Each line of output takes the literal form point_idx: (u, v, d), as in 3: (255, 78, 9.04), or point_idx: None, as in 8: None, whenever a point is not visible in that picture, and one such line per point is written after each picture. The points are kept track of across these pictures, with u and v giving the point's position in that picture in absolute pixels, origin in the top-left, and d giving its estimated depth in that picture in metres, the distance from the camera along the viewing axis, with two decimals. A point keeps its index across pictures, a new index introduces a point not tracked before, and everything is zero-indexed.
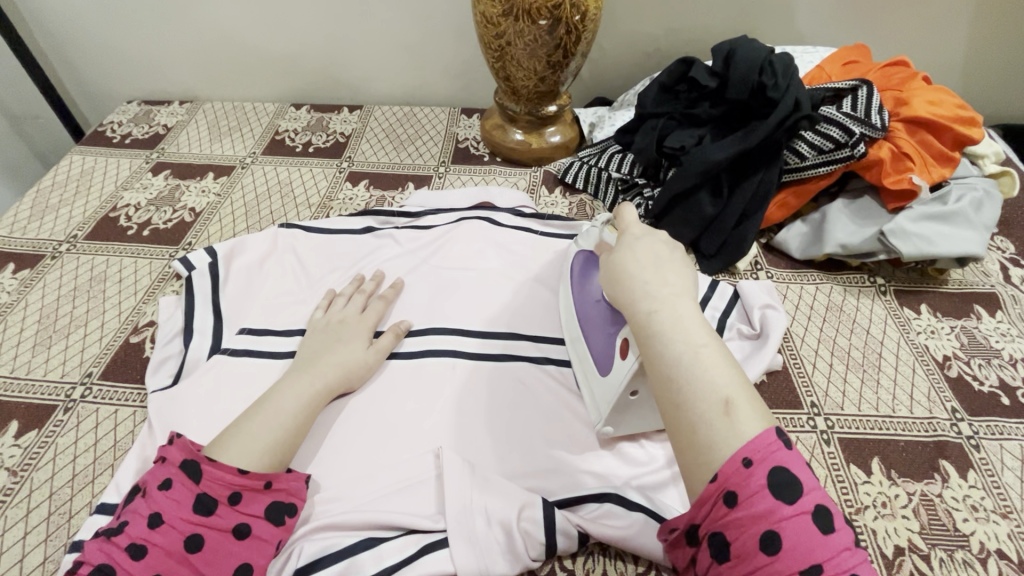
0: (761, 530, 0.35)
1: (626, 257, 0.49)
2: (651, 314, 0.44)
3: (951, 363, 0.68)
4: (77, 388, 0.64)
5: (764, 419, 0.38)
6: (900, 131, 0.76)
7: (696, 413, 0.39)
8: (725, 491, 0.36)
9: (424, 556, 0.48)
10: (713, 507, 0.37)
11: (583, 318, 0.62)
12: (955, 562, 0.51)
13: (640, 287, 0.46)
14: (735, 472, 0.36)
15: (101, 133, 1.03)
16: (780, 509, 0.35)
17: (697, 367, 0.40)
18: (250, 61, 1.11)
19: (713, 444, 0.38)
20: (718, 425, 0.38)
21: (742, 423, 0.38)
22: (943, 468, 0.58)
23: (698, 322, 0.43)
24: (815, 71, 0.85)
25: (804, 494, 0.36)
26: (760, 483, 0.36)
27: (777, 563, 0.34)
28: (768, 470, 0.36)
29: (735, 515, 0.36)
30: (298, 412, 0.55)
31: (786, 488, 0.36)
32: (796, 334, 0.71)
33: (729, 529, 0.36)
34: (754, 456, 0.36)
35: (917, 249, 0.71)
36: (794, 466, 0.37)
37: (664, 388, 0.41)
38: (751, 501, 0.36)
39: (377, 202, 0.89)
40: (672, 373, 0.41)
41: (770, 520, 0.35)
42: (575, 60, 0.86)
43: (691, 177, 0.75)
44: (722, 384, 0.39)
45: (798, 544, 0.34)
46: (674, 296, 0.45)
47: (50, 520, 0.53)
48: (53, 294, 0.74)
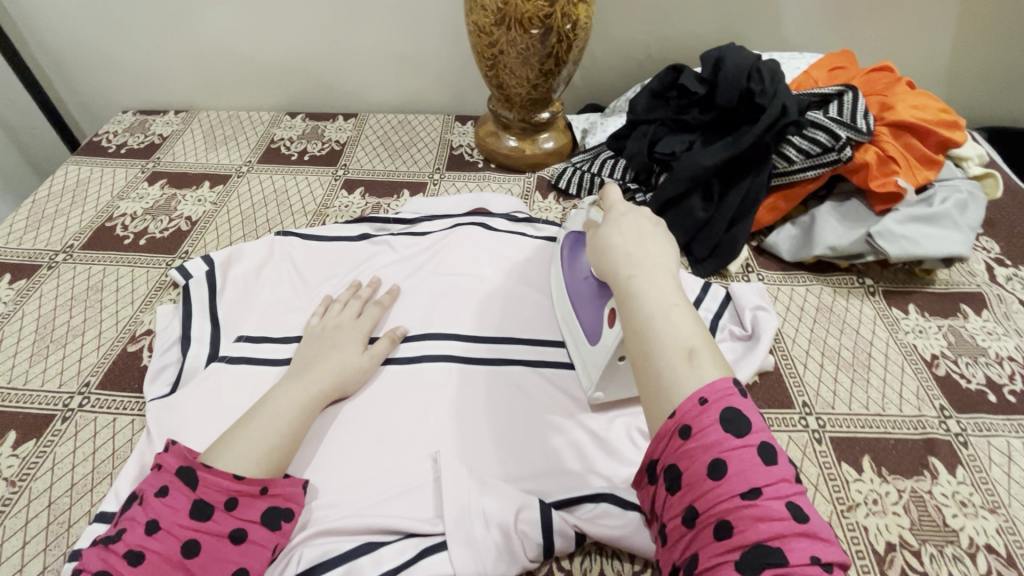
0: (710, 459, 0.37)
1: (611, 232, 0.52)
2: (631, 278, 0.47)
3: (938, 361, 0.69)
4: (75, 397, 0.64)
5: (725, 367, 0.40)
6: (886, 134, 0.78)
7: (662, 359, 0.41)
8: (680, 425, 0.38)
9: (423, 560, 0.48)
10: (669, 440, 0.39)
11: (572, 293, 0.66)
12: (945, 557, 0.52)
13: (622, 256, 0.49)
14: (690, 407, 0.38)
15: (96, 144, 1.03)
16: (728, 440, 0.37)
17: (666, 321, 0.43)
18: (245, 71, 1.11)
19: (674, 385, 0.40)
20: (681, 369, 0.40)
21: (703, 369, 0.40)
22: (932, 465, 0.59)
23: (673, 287, 0.46)
24: (802, 77, 0.87)
25: (753, 431, 0.38)
26: (713, 418, 0.38)
27: (721, 488, 0.36)
28: (721, 407, 0.38)
29: (687, 446, 0.38)
30: (294, 418, 0.55)
31: (736, 423, 0.38)
32: (787, 335, 0.72)
33: (682, 460, 0.38)
34: (709, 395, 0.38)
35: (904, 250, 0.73)
36: (746, 406, 0.38)
37: (636, 339, 0.44)
38: (702, 433, 0.38)
39: (372, 209, 0.89)
40: (644, 326, 0.43)
41: (719, 450, 0.37)
42: (567, 67, 0.87)
43: (682, 182, 0.77)
44: (688, 336, 0.42)
45: (742, 471, 0.36)
46: (653, 264, 0.48)
47: (49, 529, 0.53)
48: (50, 303, 0.74)
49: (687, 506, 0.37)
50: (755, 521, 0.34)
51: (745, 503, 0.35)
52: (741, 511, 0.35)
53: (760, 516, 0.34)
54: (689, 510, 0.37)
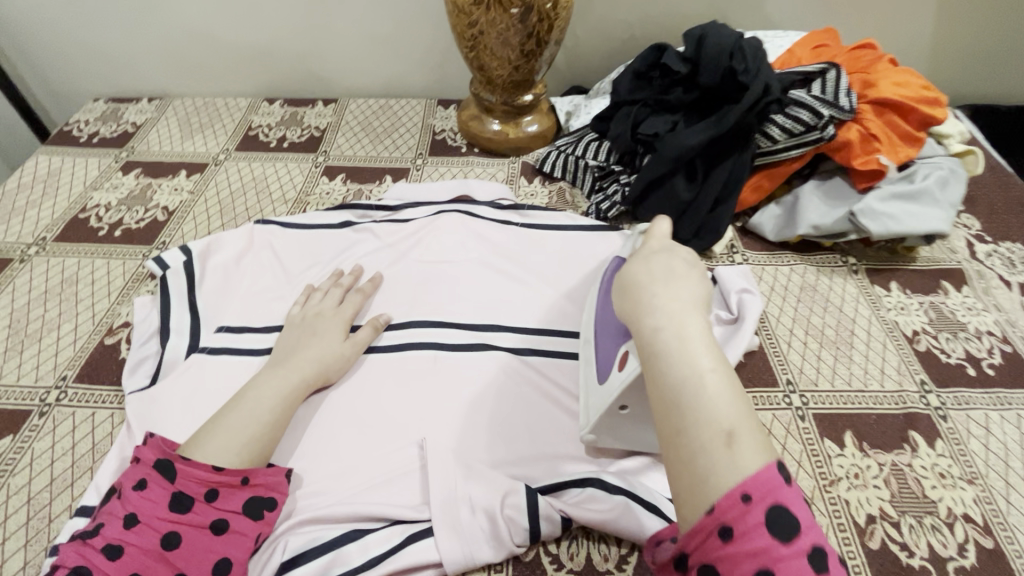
0: (756, 566, 0.34)
1: (640, 272, 0.49)
2: (658, 329, 0.44)
3: (919, 337, 0.70)
4: (52, 391, 0.63)
5: (767, 452, 0.37)
6: (868, 112, 0.77)
7: (697, 441, 0.38)
8: (719, 523, 0.35)
9: (411, 546, 0.49)
10: (706, 538, 0.36)
11: (598, 325, 0.59)
12: (925, 527, 0.53)
13: (648, 300, 0.46)
14: (732, 506, 0.35)
15: (68, 133, 1.01)
16: (777, 547, 0.34)
17: (703, 393, 0.39)
18: (219, 56, 1.08)
19: (711, 476, 0.37)
20: (719, 456, 0.37)
21: (744, 456, 0.37)
22: (912, 439, 0.60)
23: (708, 346, 0.42)
24: (786, 55, 0.87)
25: (801, 533, 0.35)
26: (758, 518, 0.35)
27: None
28: (767, 506, 0.35)
29: (728, 549, 0.35)
30: (273, 407, 0.54)
31: (784, 525, 0.35)
32: (771, 315, 0.73)
33: (721, 563, 0.35)
34: (753, 492, 0.35)
35: (887, 228, 0.73)
36: (793, 503, 0.36)
37: (666, 412, 0.40)
38: (746, 537, 0.35)
39: (354, 196, 0.88)
40: (675, 398, 0.40)
41: (766, 557, 0.34)
42: (549, 48, 0.86)
43: (665, 163, 0.76)
44: (726, 414, 0.38)
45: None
46: (684, 314, 0.44)
47: (28, 525, 0.52)
48: (23, 297, 0.72)
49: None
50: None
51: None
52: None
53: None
54: None
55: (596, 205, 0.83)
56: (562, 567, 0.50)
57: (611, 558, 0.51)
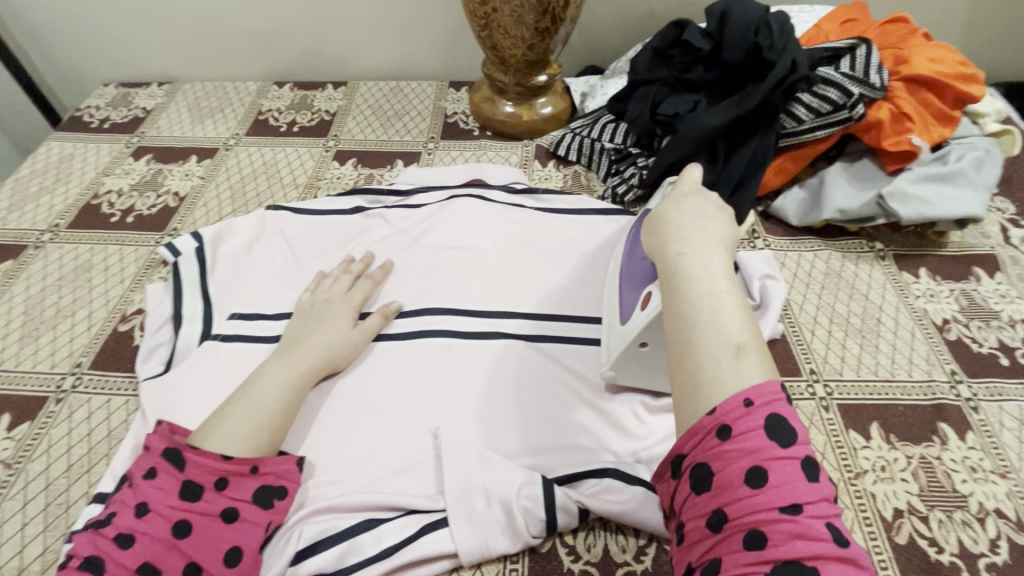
0: (748, 464, 0.33)
1: (669, 210, 0.48)
2: (681, 254, 0.43)
3: (950, 326, 0.67)
4: (67, 378, 0.63)
5: (772, 368, 0.37)
6: (901, 90, 0.74)
7: (705, 351, 0.37)
8: (719, 423, 0.35)
9: (426, 536, 0.48)
10: (703, 437, 0.35)
11: (626, 271, 0.60)
12: (955, 522, 0.52)
13: (675, 231, 0.45)
14: (733, 407, 0.35)
15: (78, 119, 1.00)
16: (773, 449, 0.34)
17: (715, 308, 0.38)
18: (228, 38, 1.07)
19: (715, 382, 0.36)
20: (725, 364, 0.37)
21: (748, 369, 0.36)
22: (941, 431, 0.58)
23: (726, 272, 0.41)
24: (812, 31, 0.83)
25: (797, 441, 0.34)
26: (757, 421, 0.34)
27: (758, 496, 0.33)
28: (767, 411, 0.34)
29: (724, 447, 0.34)
30: (283, 395, 0.54)
31: (781, 431, 0.34)
32: (794, 302, 0.70)
33: (715, 461, 0.34)
34: (755, 397, 0.35)
35: (918, 212, 0.70)
36: (792, 414, 0.35)
37: (677, 323, 0.39)
38: (741, 437, 0.34)
39: (365, 180, 0.87)
40: (688, 312, 0.39)
41: (760, 456, 0.33)
42: (564, 26, 0.83)
43: (685, 144, 0.73)
44: (737, 330, 0.38)
45: (783, 482, 0.33)
46: (706, 244, 0.43)
47: (47, 510, 0.53)
48: (39, 284, 0.73)
49: (715, 509, 0.34)
50: (793, 537, 0.31)
51: (783, 518, 0.32)
52: (778, 526, 0.32)
53: (799, 533, 0.31)
54: (715, 514, 0.34)
55: (612, 188, 0.80)
56: (579, 558, 0.49)
57: (628, 550, 0.50)
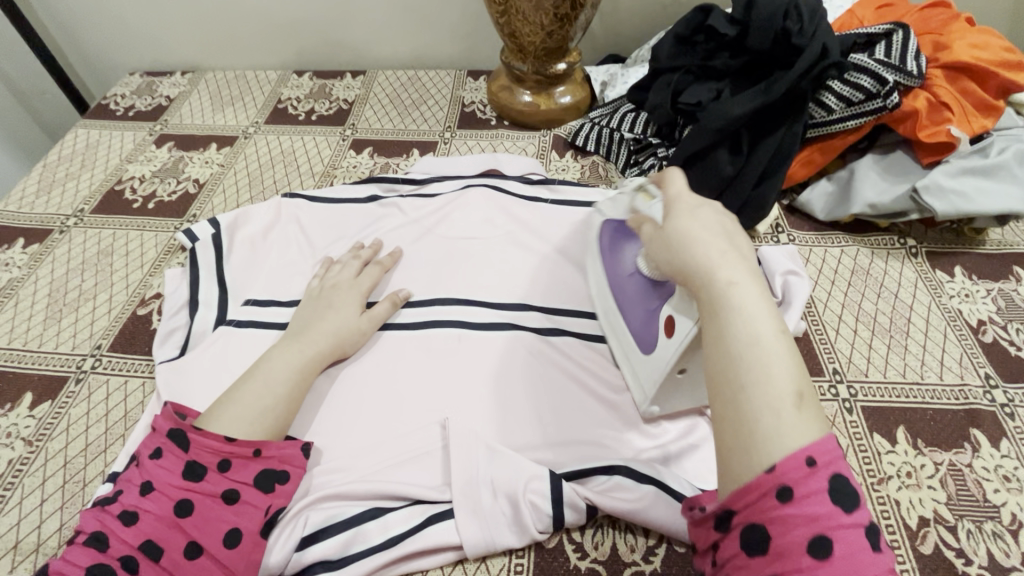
0: (812, 532, 0.32)
1: (699, 227, 0.44)
2: (730, 285, 0.39)
3: (985, 328, 0.64)
4: (87, 359, 0.64)
5: (828, 421, 0.36)
6: (939, 78, 0.70)
7: (762, 401, 0.35)
8: (779, 483, 0.33)
9: (428, 527, 0.48)
10: (760, 497, 0.34)
11: (622, 295, 0.59)
12: (984, 533, 0.49)
13: (716, 251, 0.41)
14: (795, 467, 0.33)
15: (104, 107, 1.02)
16: (837, 516, 0.32)
17: (768, 355, 0.37)
18: (249, 27, 1.07)
19: (773, 436, 0.35)
20: (785, 415, 0.35)
21: (807, 420, 0.35)
22: (973, 438, 0.55)
23: (772, 310, 0.39)
24: (845, 16, 0.80)
25: (859, 507, 0.33)
26: (819, 484, 0.33)
27: (822, 569, 0.31)
28: (830, 473, 0.33)
29: (784, 511, 0.33)
30: (289, 381, 0.54)
31: (844, 496, 0.33)
32: (818, 300, 0.68)
33: (773, 525, 0.33)
34: (817, 456, 0.33)
35: (954, 207, 0.66)
36: (851, 475, 0.34)
37: (727, 365, 0.37)
38: (804, 501, 0.33)
39: (381, 169, 0.86)
40: (742, 355, 0.37)
41: (823, 524, 0.32)
42: (584, 12, 0.81)
43: (707, 135, 0.71)
44: (793, 376, 0.36)
45: (849, 554, 0.31)
46: (750, 271, 0.41)
47: (65, 488, 0.54)
48: (63, 267, 0.74)
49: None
50: None
51: None
52: None
53: None
54: None
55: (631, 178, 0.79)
56: (586, 556, 0.48)
57: (637, 549, 0.48)
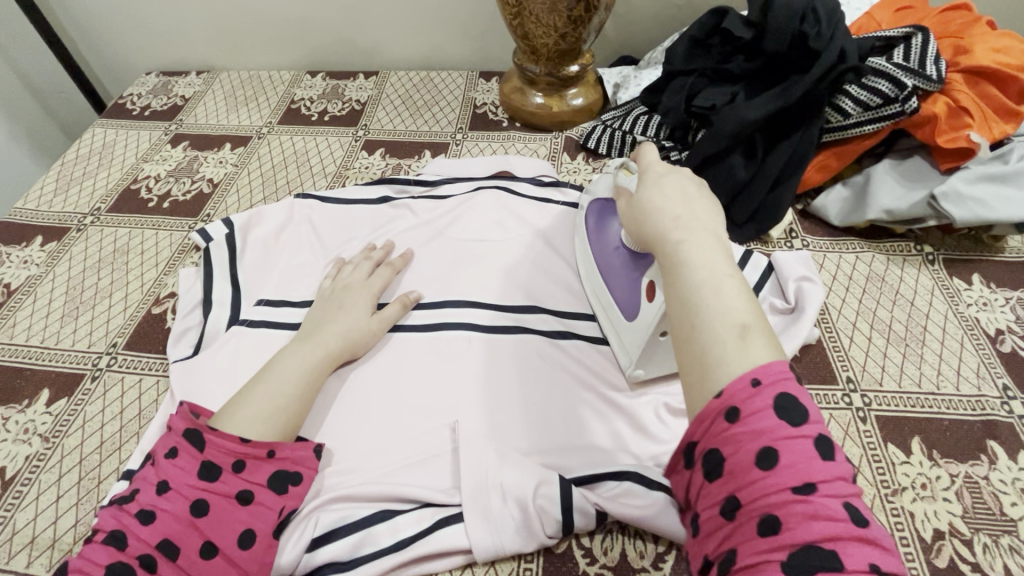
0: (759, 446, 0.32)
1: (655, 198, 0.45)
2: (679, 243, 0.41)
3: (1003, 337, 0.63)
4: (103, 357, 0.65)
5: (779, 348, 0.36)
6: (959, 82, 0.69)
7: (711, 334, 0.36)
8: (727, 405, 0.34)
9: (438, 530, 0.48)
10: (712, 422, 0.34)
11: (604, 266, 0.62)
12: (1001, 548, 0.48)
13: (669, 217, 0.43)
14: (741, 389, 0.34)
15: (121, 107, 1.03)
16: (783, 428, 0.32)
17: (717, 292, 0.37)
18: (264, 28, 1.08)
19: (720, 365, 0.35)
20: (732, 345, 0.35)
21: (755, 349, 0.35)
22: (990, 449, 0.54)
23: (725, 257, 0.40)
24: (863, 18, 0.79)
25: (810, 420, 0.33)
26: (766, 401, 0.33)
27: (771, 479, 0.31)
28: (777, 390, 0.33)
29: (733, 430, 0.33)
30: (300, 380, 0.54)
31: (791, 410, 0.33)
32: (832, 307, 0.67)
33: (724, 446, 0.33)
34: (762, 375, 0.34)
35: (972, 213, 0.66)
36: (802, 393, 0.34)
37: (679, 308, 0.38)
38: (751, 418, 0.33)
39: (393, 170, 0.87)
40: (690, 296, 0.38)
41: (769, 436, 0.32)
42: (598, 13, 0.81)
43: (721, 139, 0.70)
44: (740, 310, 0.37)
45: (796, 463, 0.31)
46: (702, 228, 0.42)
47: (80, 484, 0.55)
48: (79, 265, 0.75)
49: (728, 496, 0.33)
50: (807, 519, 0.30)
51: (797, 498, 0.30)
52: (792, 508, 0.30)
53: (814, 514, 0.30)
54: (728, 502, 0.33)
55: None
56: (595, 561, 0.48)
57: (646, 556, 0.48)
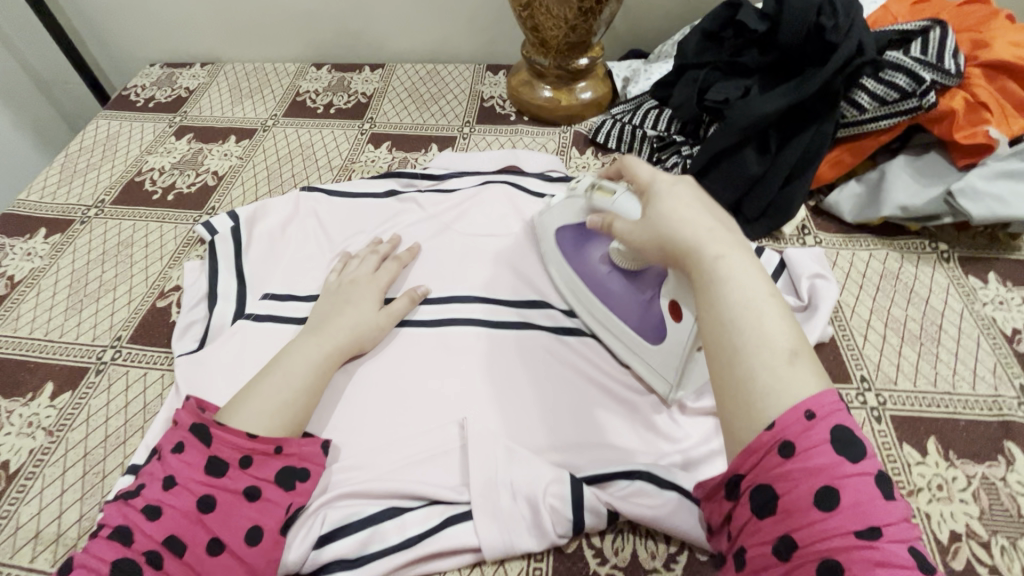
0: (817, 485, 0.32)
1: (685, 209, 0.44)
2: (718, 259, 0.40)
3: (1020, 337, 0.62)
4: (107, 350, 0.65)
5: (824, 374, 0.36)
6: (978, 77, 0.68)
7: (757, 358, 0.36)
8: (780, 440, 0.34)
9: (447, 529, 0.47)
10: (764, 457, 0.34)
11: (606, 296, 0.59)
12: (1019, 551, 0.47)
13: (703, 230, 0.42)
14: (794, 422, 0.34)
15: (125, 98, 1.02)
16: (841, 465, 0.32)
17: (760, 318, 0.38)
18: (269, 19, 1.07)
19: (770, 393, 0.35)
20: (779, 372, 0.36)
21: (802, 375, 0.36)
22: (1007, 450, 0.53)
23: (762, 278, 0.40)
24: (879, 11, 0.77)
25: (866, 457, 0.33)
26: (821, 437, 0.33)
27: (831, 521, 0.32)
28: (831, 425, 0.33)
29: (787, 467, 0.33)
30: (309, 375, 0.54)
31: (848, 447, 0.33)
32: (846, 304, 0.66)
33: (779, 483, 0.33)
34: (816, 411, 0.34)
35: (989, 210, 0.64)
36: (855, 427, 0.34)
37: (720, 333, 0.38)
38: (807, 455, 0.33)
39: (399, 164, 0.86)
40: (734, 321, 0.38)
41: (827, 475, 0.32)
42: (609, 5, 0.79)
43: (734, 133, 0.69)
44: (783, 334, 0.37)
45: (857, 504, 0.31)
46: (735, 245, 0.41)
47: (85, 479, 0.54)
48: (83, 258, 0.75)
49: (782, 535, 0.33)
50: (873, 565, 0.30)
51: (860, 543, 0.31)
52: (854, 552, 0.30)
53: (879, 560, 0.30)
54: (783, 541, 0.33)
55: None
56: (606, 561, 0.48)
57: (658, 556, 0.48)
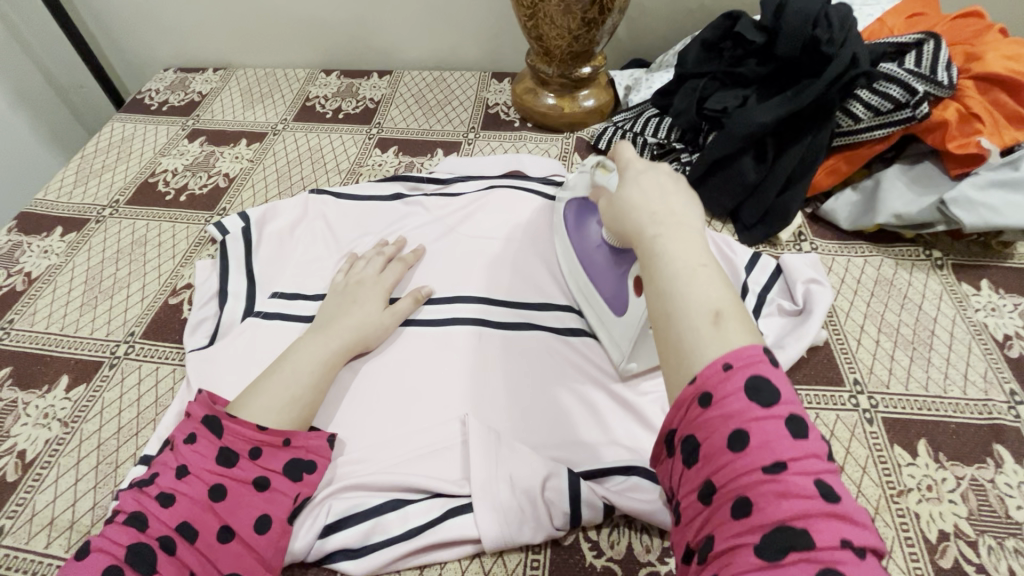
0: (729, 429, 0.32)
1: (634, 193, 0.45)
2: (655, 238, 0.41)
3: (1011, 342, 0.63)
4: (121, 345, 0.67)
5: (754, 332, 0.35)
6: (970, 89, 0.69)
7: (683, 321, 0.36)
8: (700, 391, 0.33)
9: (448, 520, 0.49)
10: (688, 408, 0.34)
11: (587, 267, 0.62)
12: (1006, 550, 0.49)
13: (645, 211, 0.43)
14: (712, 373, 0.33)
15: (140, 101, 1.05)
16: (754, 410, 0.32)
17: (692, 281, 0.37)
18: (280, 27, 1.10)
19: (694, 352, 0.35)
20: (705, 332, 0.35)
21: (729, 334, 0.35)
22: (996, 453, 0.55)
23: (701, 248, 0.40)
24: (875, 24, 0.79)
25: (782, 401, 0.32)
26: (737, 385, 0.33)
27: (742, 461, 0.31)
28: (748, 373, 0.33)
29: (706, 415, 0.33)
30: (315, 371, 0.55)
31: (763, 392, 0.32)
32: (840, 309, 0.67)
33: (699, 431, 0.33)
34: (734, 361, 0.33)
35: (981, 219, 0.66)
36: (776, 375, 0.33)
37: (655, 299, 0.38)
38: (723, 402, 0.33)
39: (405, 168, 0.88)
40: (666, 287, 0.38)
41: (740, 419, 0.32)
42: (611, 16, 0.81)
43: (734, 141, 0.71)
44: (715, 296, 0.37)
45: (765, 444, 0.31)
46: (676, 220, 0.42)
47: (98, 468, 0.56)
48: (98, 256, 0.77)
49: (703, 482, 0.32)
50: (778, 498, 0.30)
51: (766, 478, 0.30)
52: (761, 487, 0.30)
53: (783, 492, 0.30)
54: (705, 486, 0.32)
55: None
56: (602, 554, 0.49)
57: (653, 549, 0.49)
